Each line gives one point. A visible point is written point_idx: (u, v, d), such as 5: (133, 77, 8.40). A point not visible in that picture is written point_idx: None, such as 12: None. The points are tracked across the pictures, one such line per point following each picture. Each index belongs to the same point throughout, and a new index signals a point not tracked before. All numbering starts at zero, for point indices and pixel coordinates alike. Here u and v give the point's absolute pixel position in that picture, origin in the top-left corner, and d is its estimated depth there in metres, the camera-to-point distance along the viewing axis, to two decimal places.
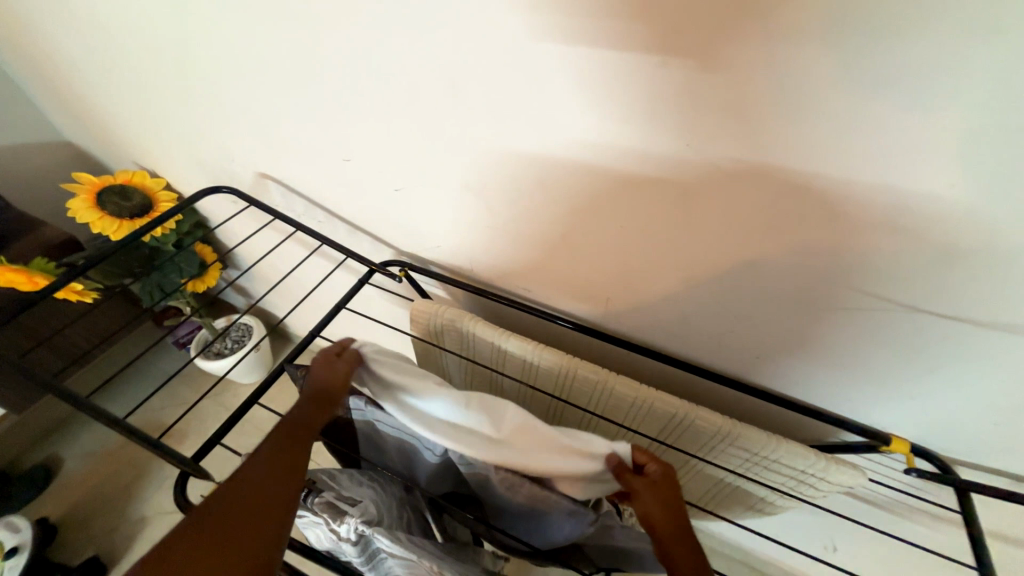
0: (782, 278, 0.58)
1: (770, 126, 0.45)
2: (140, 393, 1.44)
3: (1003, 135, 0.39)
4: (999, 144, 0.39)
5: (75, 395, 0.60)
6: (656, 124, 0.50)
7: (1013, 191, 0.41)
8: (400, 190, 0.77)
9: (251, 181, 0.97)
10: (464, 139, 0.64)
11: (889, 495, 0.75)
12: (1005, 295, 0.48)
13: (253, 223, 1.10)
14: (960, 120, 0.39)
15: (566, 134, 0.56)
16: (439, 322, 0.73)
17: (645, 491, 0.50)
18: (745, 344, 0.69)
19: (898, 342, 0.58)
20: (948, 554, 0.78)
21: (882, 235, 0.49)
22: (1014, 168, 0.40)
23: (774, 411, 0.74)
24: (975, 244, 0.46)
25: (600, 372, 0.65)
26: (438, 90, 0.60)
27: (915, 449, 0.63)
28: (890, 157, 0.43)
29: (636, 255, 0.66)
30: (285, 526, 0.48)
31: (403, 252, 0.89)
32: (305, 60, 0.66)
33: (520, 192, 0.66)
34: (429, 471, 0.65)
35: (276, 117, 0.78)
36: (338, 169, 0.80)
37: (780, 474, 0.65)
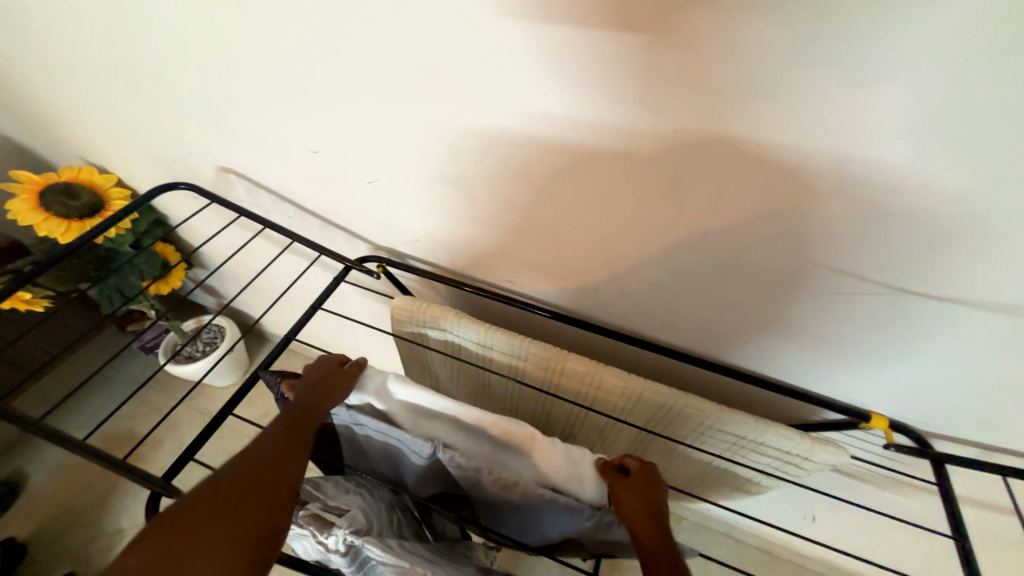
0: (767, 263, 0.58)
1: (759, 107, 0.44)
2: (107, 402, 1.36)
3: (988, 116, 0.39)
4: (973, 123, 0.40)
5: (28, 418, 0.55)
6: (638, 109, 0.49)
7: (994, 173, 0.42)
8: (374, 182, 0.73)
9: (212, 176, 0.90)
10: (439, 129, 0.60)
11: (867, 468, 0.78)
12: (984, 274, 0.49)
13: (217, 220, 1.03)
14: (945, 101, 0.39)
15: (548, 121, 0.54)
16: (421, 320, 0.71)
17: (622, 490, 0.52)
18: (730, 330, 0.69)
19: (878, 322, 0.59)
20: (922, 518, 0.82)
21: (862, 217, 0.49)
22: (987, 148, 0.41)
23: (758, 393, 0.74)
24: (949, 224, 0.46)
25: (588, 364, 0.65)
26: (412, 76, 0.56)
27: (894, 425, 0.65)
28: (868, 139, 0.43)
29: (621, 245, 0.64)
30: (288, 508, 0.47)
31: (381, 247, 0.86)
32: (261, 45, 0.61)
33: (502, 183, 0.64)
34: (417, 474, 0.63)
35: (236, 106, 0.72)
36: (306, 162, 0.75)
37: (767, 456, 0.66)
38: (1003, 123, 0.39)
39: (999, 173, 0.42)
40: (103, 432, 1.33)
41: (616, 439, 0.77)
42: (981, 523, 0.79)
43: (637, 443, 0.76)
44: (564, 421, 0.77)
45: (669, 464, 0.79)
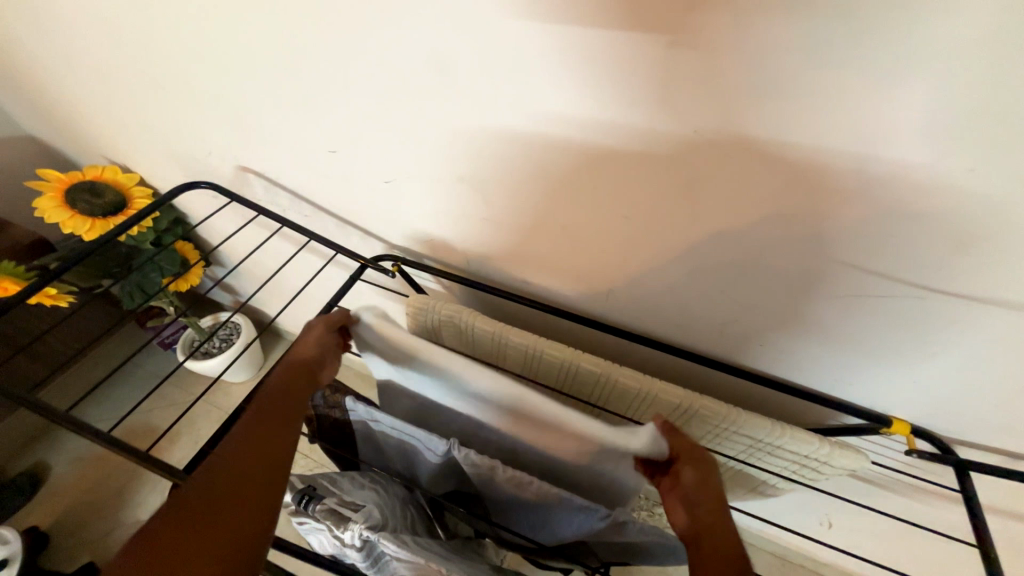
0: (787, 264, 0.57)
1: (782, 107, 0.44)
2: (126, 396, 1.39)
3: (1022, 115, 0.38)
4: (1007, 124, 0.39)
5: (54, 408, 0.57)
6: (657, 109, 0.48)
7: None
8: (390, 182, 0.73)
9: (231, 176, 0.92)
10: (455, 129, 0.61)
11: (886, 474, 0.77)
12: (1015, 276, 0.48)
13: (235, 219, 1.05)
14: (977, 100, 0.38)
15: (566, 120, 0.54)
16: (435, 318, 0.71)
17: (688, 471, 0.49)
18: (747, 332, 0.69)
19: (900, 325, 0.58)
20: (943, 527, 0.80)
21: (886, 218, 0.48)
22: (1019, 149, 0.40)
23: (775, 396, 0.73)
24: (978, 226, 0.45)
25: (603, 364, 0.64)
26: (430, 76, 0.56)
27: (916, 430, 0.64)
28: (895, 140, 0.43)
29: (637, 245, 0.64)
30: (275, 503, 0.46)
31: (396, 246, 0.86)
32: (281, 46, 0.62)
33: (518, 182, 0.64)
34: (431, 471, 0.64)
35: (255, 106, 0.73)
36: (323, 161, 0.76)
37: (783, 459, 0.65)
38: None
39: None
40: (123, 425, 1.36)
41: None
42: (1004, 532, 0.77)
43: None
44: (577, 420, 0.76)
45: None
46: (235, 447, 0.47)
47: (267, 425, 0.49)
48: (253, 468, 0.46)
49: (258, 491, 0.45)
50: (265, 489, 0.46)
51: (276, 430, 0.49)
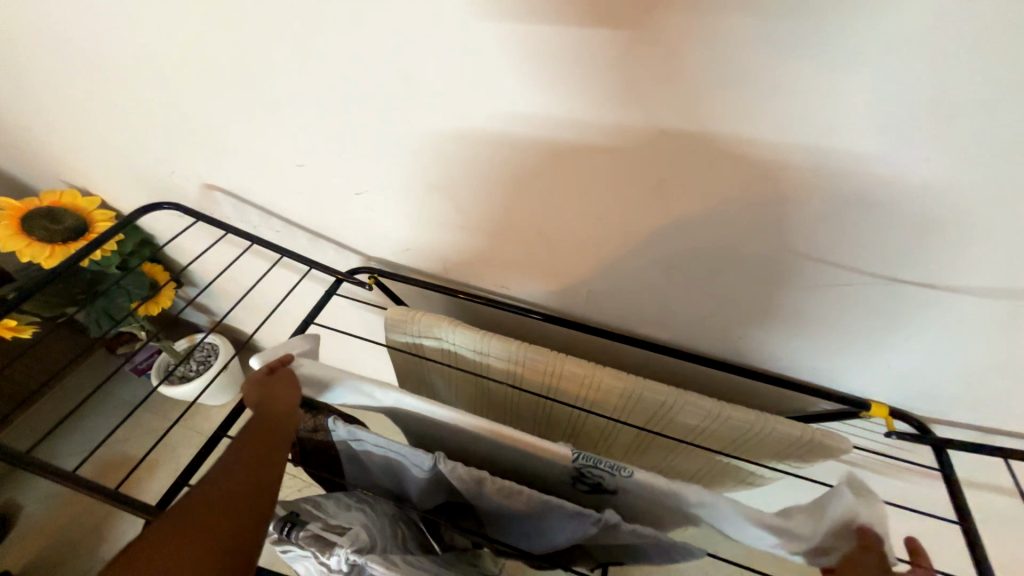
0: (759, 255, 0.57)
1: (745, 103, 0.44)
2: (100, 427, 1.34)
3: (974, 105, 0.39)
4: (963, 114, 0.40)
5: (13, 450, 0.54)
6: (624, 110, 0.48)
7: (984, 160, 0.42)
8: (361, 195, 0.72)
9: (197, 194, 0.88)
10: (425, 136, 0.60)
11: (867, 455, 0.78)
12: (976, 261, 0.49)
13: (203, 239, 1.02)
14: (934, 91, 0.39)
15: (535, 124, 0.53)
16: (415, 330, 0.70)
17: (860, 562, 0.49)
18: (727, 326, 0.68)
19: (872, 312, 0.59)
20: (925, 502, 0.82)
21: (853, 208, 0.49)
22: (969, 135, 0.41)
23: (758, 388, 0.74)
24: (937, 213, 0.47)
25: (586, 367, 0.64)
26: (395, 84, 0.55)
27: (893, 413, 0.65)
28: (859, 132, 0.43)
29: (611, 244, 0.64)
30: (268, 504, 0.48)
31: (371, 258, 0.84)
32: (240, 61, 0.60)
33: (489, 186, 0.63)
34: (418, 486, 0.62)
35: (218, 122, 0.71)
36: (291, 176, 0.74)
37: (768, 451, 0.65)
38: (990, 113, 0.39)
39: (988, 159, 0.42)
40: (98, 457, 1.30)
41: (616, 443, 0.75)
42: (981, 503, 0.79)
43: (638, 446, 0.74)
44: (564, 427, 0.75)
45: (672, 465, 0.78)
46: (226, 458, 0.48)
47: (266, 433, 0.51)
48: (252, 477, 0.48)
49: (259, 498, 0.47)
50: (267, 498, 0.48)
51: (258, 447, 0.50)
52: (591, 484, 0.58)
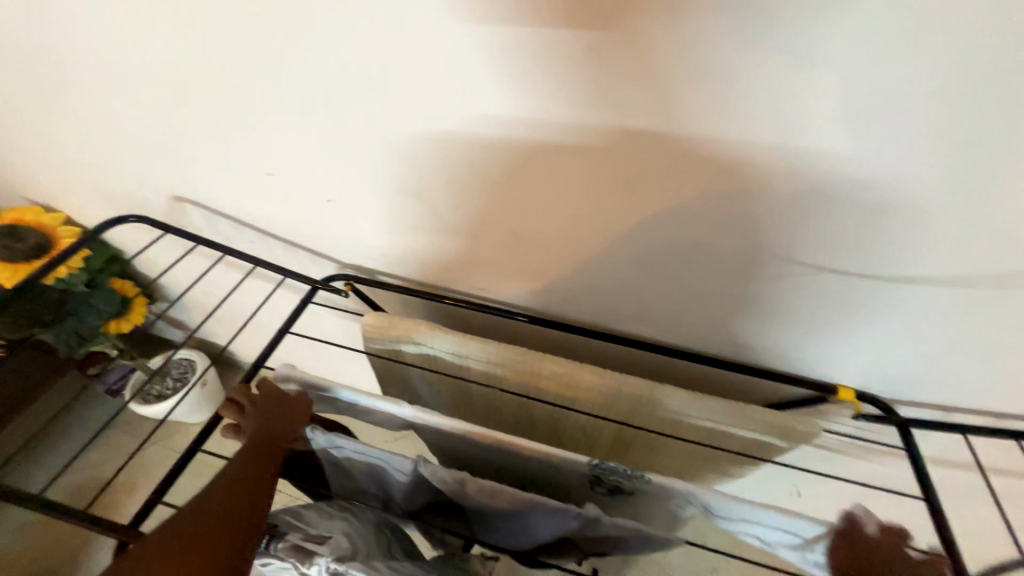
0: (725, 248, 0.59)
1: (700, 100, 0.47)
2: (69, 452, 1.29)
3: (905, 95, 0.42)
4: (897, 104, 0.43)
5: None
6: (588, 110, 0.50)
7: (921, 147, 0.45)
8: (334, 201, 0.72)
9: (164, 207, 0.86)
10: (395, 142, 0.60)
11: (840, 439, 0.80)
12: (926, 246, 0.52)
13: (174, 252, 0.99)
14: (869, 83, 0.42)
15: (503, 125, 0.54)
16: (393, 336, 0.70)
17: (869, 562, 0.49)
18: (702, 322, 0.69)
19: (836, 301, 0.61)
20: (897, 482, 0.85)
21: (809, 198, 0.51)
22: (905, 123, 0.44)
23: (734, 380, 0.75)
24: (886, 199, 0.49)
25: (565, 364, 0.65)
26: (364, 88, 0.56)
27: (861, 395, 0.67)
28: (807, 124, 0.46)
29: (584, 242, 0.65)
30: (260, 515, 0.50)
31: (347, 265, 0.83)
32: (208, 71, 0.60)
33: (461, 188, 0.64)
34: (402, 490, 0.62)
35: (185, 132, 0.70)
36: (261, 186, 0.74)
37: (745, 440, 0.66)
38: (920, 103, 0.42)
39: (925, 146, 0.45)
40: (67, 484, 1.25)
41: (599, 440, 0.76)
42: (949, 481, 0.82)
43: (620, 442, 0.75)
44: (546, 425, 0.76)
45: (654, 461, 0.78)
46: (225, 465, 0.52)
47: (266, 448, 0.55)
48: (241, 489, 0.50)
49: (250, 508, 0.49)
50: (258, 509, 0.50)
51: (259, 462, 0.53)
52: (573, 475, 0.59)
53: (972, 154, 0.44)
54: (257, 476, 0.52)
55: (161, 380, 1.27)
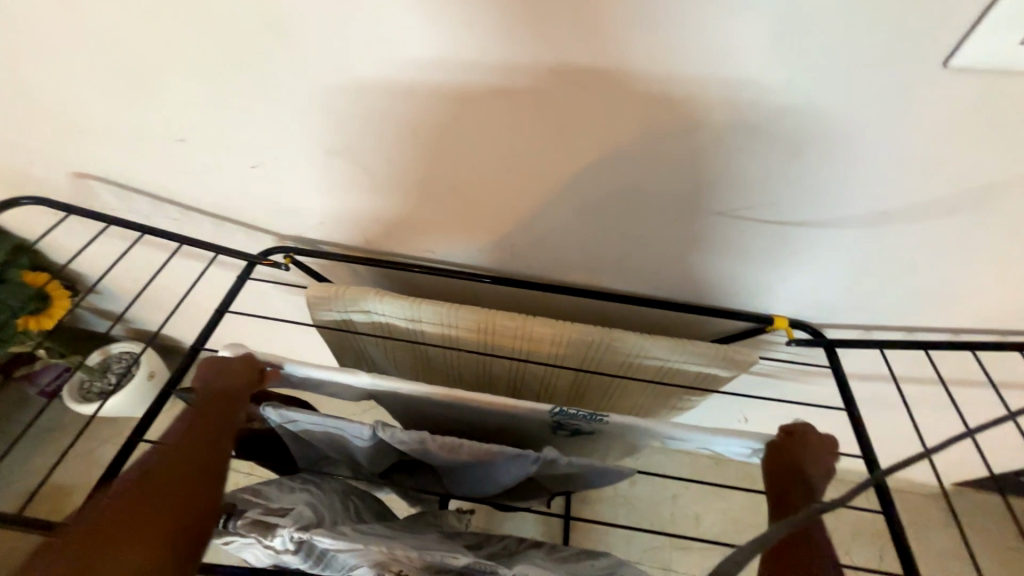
0: (664, 191, 0.60)
1: (625, 33, 0.46)
2: None
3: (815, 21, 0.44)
4: (808, 30, 0.44)
5: None
6: (515, 49, 0.49)
7: (832, 74, 0.47)
8: (258, 167, 0.66)
9: (65, 185, 0.77)
10: (318, 93, 0.56)
11: (777, 366, 0.87)
12: (843, 175, 0.55)
13: (89, 236, 0.90)
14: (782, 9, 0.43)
15: (430, 70, 0.52)
16: (341, 305, 0.68)
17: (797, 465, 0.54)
18: (647, 268, 0.71)
19: (769, 236, 0.63)
20: (827, 400, 0.93)
21: (737, 133, 0.52)
22: (817, 50, 0.45)
23: (681, 320, 0.79)
24: (806, 130, 0.51)
25: (518, 318, 0.66)
26: (274, 35, 0.52)
27: (793, 323, 0.72)
28: (729, 55, 0.46)
29: (527, 194, 0.64)
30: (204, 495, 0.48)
31: (285, 237, 0.79)
32: (91, 20, 0.53)
33: (393, 144, 0.60)
34: (364, 456, 0.62)
35: (73, 96, 0.62)
36: (174, 154, 0.67)
37: (691, 374, 0.70)
38: (828, 28, 0.44)
39: (836, 72, 0.46)
40: None
41: (557, 389, 0.78)
42: (871, 395, 0.90)
43: (578, 390, 0.78)
44: (506, 380, 0.77)
45: (612, 404, 0.82)
46: (159, 450, 0.50)
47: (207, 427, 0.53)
48: (186, 468, 0.49)
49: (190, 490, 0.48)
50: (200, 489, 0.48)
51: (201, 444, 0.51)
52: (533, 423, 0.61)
53: (879, 78, 0.46)
54: (197, 457, 0.50)
55: (102, 375, 1.18)
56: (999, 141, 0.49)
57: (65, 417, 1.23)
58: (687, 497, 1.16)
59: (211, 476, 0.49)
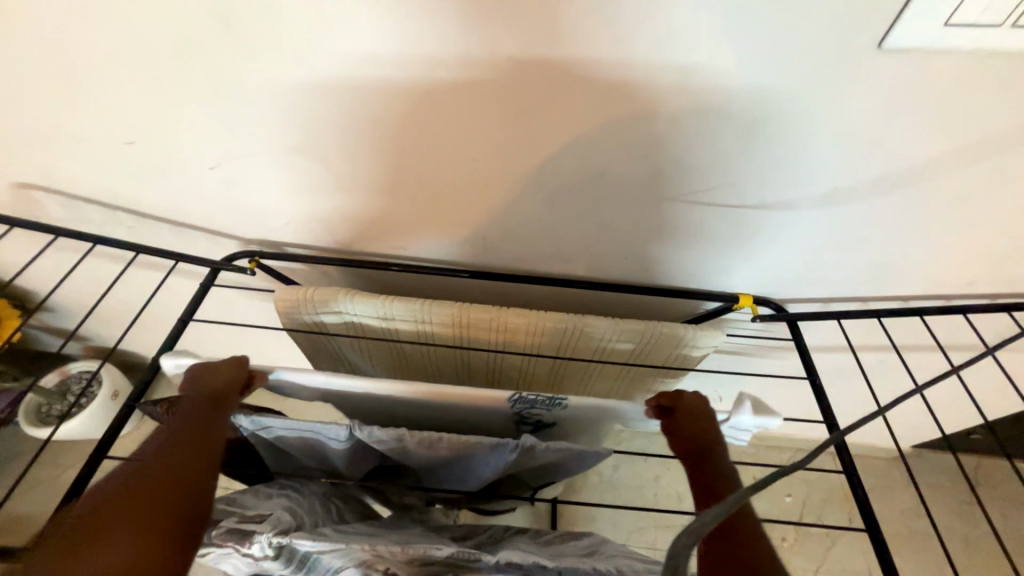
0: (626, 176, 0.61)
1: (577, 22, 0.47)
2: None
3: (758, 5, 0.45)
4: (751, 15, 0.46)
5: None
6: (470, 43, 0.49)
7: (776, 59, 0.49)
8: (215, 168, 0.64)
9: (7, 197, 0.73)
10: (273, 89, 0.55)
11: (746, 342, 0.90)
12: (793, 153, 0.57)
13: (36, 250, 0.85)
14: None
15: (385, 64, 0.51)
16: (311, 307, 0.67)
17: (685, 419, 0.57)
18: (616, 253, 0.72)
19: (731, 215, 0.65)
20: (794, 372, 0.97)
21: (691, 117, 0.54)
22: (762, 36, 0.47)
23: (653, 303, 0.80)
24: (756, 111, 0.53)
25: (492, 311, 0.66)
26: (222, 32, 0.50)
27: (757, 299, 0.75)
28: (678, 44, 0.48)
29: (494, 186, 0.64)
30: (189, 499, 0.46)
31: (249, 240, 0.77)
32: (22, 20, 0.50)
33: (354, 139, 0.59)
34: (343, 458, 0.61)
35: (9, 102, 0.59)
36: (124, 158, 0.64)
37: (664, 355, 0.72)
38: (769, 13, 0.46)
39: (778, 58, 0.49)
40: None
41: (536, 378, 0.79)
42: (834, 365, 0.95)
43: (555, 377, 0.79)
44: (484, 372, 0.78)
45: (590, 390, 0.83)
46: (139, 458, 0.48)
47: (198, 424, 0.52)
48: (167, 471, 0.47)
49: (171, 493, 0.45)
50: (180, 493, 0.46)
51: (182, 446, 0.49)
52: (512, 413, 0.61)
53: (820, 60, 0.49)
54: (178, 460, 0.48)
55: (61, 399, 1.14)
56: (931, 118, 0.52)
57: (22, 443, 1.17)
58: (669, 476, 1.19)
59: (190, 479, 0.47)
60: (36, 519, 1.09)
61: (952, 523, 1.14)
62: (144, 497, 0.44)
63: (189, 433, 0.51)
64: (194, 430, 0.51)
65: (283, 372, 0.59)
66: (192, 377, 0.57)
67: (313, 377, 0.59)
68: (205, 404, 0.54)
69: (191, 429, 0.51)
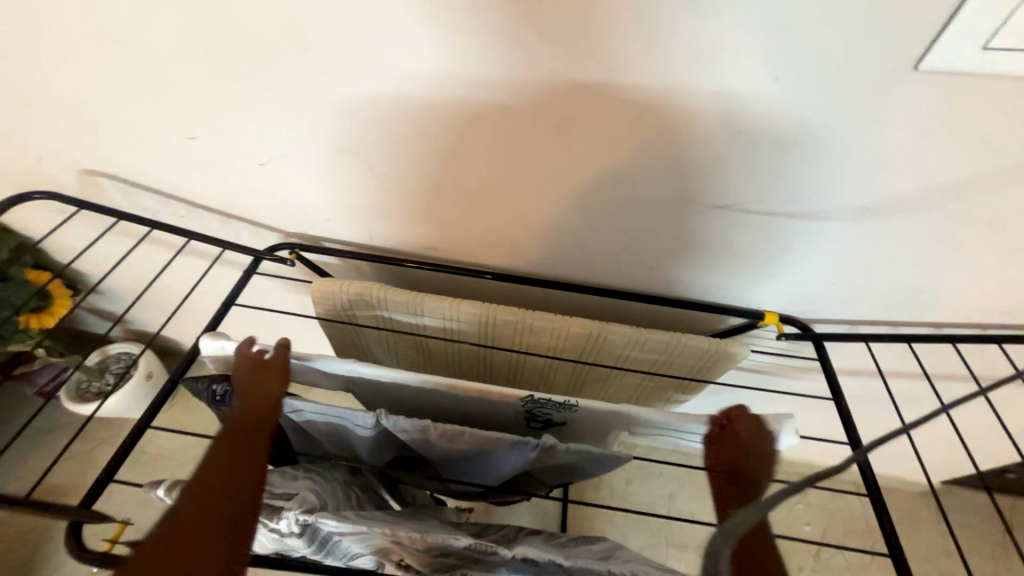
0: (657, 192, 0.62)
1: (619, 43, 0.49)
2: None
3: (796, 33, 0.47)
4: (789, 42, 0.47)
5: None
6: (515, 58, 0.52)
7: (811, 83, 0.50)
8: (266, 164, 0.68)
9: (75, 183, 0.79)
10: (326, 94, 0.58)
11: (768, 360, 0.89)
12: (825, 174, 0.58)
13: (95, 233, 0.91)
14: (763, 24, 0.46)
15: (433, 75, 0.54)
16: (344, 299, 0.69)
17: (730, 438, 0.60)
18: (642, 265, 0.73)
19: (759, 232, 0.66)
20: (818, 394, 0.95)
21: (725, 137, 0.55)
22: (797, 61, 0.49)
23: (676, 314, 0.81)
24: (789, 132, 0.54)
25: (518, 313, 0.68)
26: (287, 41, 0.54)
27: (783, 317, 0.74)
28: (715, 67, 0.50)
29: (527, 195, 0.66)
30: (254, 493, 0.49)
31: (290, 233, 0.80)
32: (110, 24, 0.56)
33: (397, 143, 0.62)
34: (367, 445, 0.63)
35: (89, 96, 0.64)
36: (185, 152, 0.69)
37: (685, 366, 0.72)
38: (807, 40, 0.47)
39: (814, 82, 0.50)
40: None
41: (556, 381, 0.80)
42: (860, 390, 0.93)
43: (575, 382, 0.80)
44: (505, 373, 0.79)
45: (607, 397, 0.84)
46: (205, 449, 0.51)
47: (234, 419, 0.54)
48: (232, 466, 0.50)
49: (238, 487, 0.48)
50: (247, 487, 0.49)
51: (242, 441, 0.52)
52: (533, 412, 0.62)
53: (855, 85, 0.50)
54: (241, 454, 0.51)
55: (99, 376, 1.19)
56: (967, 144, 0.52)
57: (62, 416, 1.23)
58: (683, 494, 1.17)
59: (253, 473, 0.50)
60: (70, 490, 1.15)
61: (982, 564, 1.09)
62: (215, 491, 0.47)
63: (248, 428, 0.53)
64: (251, 425, 0.54)
65: (314, 358, 0.61)
66: (243, 367, 0.59)
67: (341, 364, 0.61)
68: (258, 398, 0.56)
69: (249, 424, 0.54)
